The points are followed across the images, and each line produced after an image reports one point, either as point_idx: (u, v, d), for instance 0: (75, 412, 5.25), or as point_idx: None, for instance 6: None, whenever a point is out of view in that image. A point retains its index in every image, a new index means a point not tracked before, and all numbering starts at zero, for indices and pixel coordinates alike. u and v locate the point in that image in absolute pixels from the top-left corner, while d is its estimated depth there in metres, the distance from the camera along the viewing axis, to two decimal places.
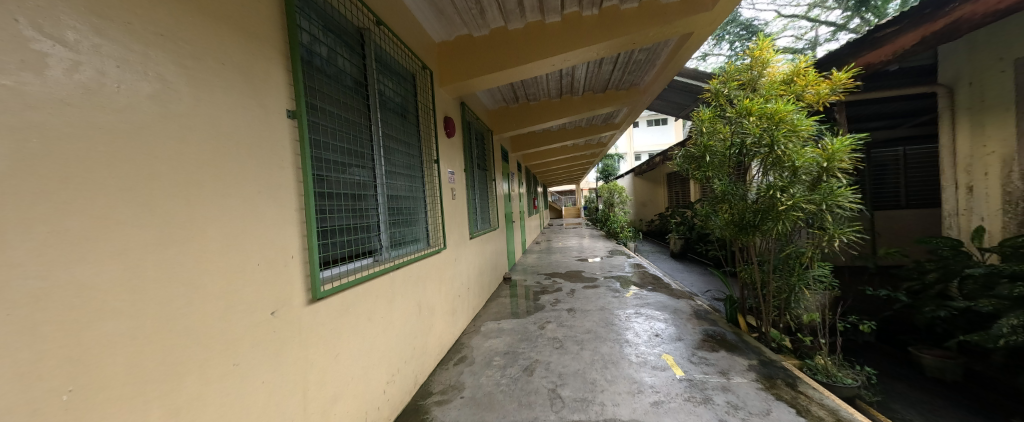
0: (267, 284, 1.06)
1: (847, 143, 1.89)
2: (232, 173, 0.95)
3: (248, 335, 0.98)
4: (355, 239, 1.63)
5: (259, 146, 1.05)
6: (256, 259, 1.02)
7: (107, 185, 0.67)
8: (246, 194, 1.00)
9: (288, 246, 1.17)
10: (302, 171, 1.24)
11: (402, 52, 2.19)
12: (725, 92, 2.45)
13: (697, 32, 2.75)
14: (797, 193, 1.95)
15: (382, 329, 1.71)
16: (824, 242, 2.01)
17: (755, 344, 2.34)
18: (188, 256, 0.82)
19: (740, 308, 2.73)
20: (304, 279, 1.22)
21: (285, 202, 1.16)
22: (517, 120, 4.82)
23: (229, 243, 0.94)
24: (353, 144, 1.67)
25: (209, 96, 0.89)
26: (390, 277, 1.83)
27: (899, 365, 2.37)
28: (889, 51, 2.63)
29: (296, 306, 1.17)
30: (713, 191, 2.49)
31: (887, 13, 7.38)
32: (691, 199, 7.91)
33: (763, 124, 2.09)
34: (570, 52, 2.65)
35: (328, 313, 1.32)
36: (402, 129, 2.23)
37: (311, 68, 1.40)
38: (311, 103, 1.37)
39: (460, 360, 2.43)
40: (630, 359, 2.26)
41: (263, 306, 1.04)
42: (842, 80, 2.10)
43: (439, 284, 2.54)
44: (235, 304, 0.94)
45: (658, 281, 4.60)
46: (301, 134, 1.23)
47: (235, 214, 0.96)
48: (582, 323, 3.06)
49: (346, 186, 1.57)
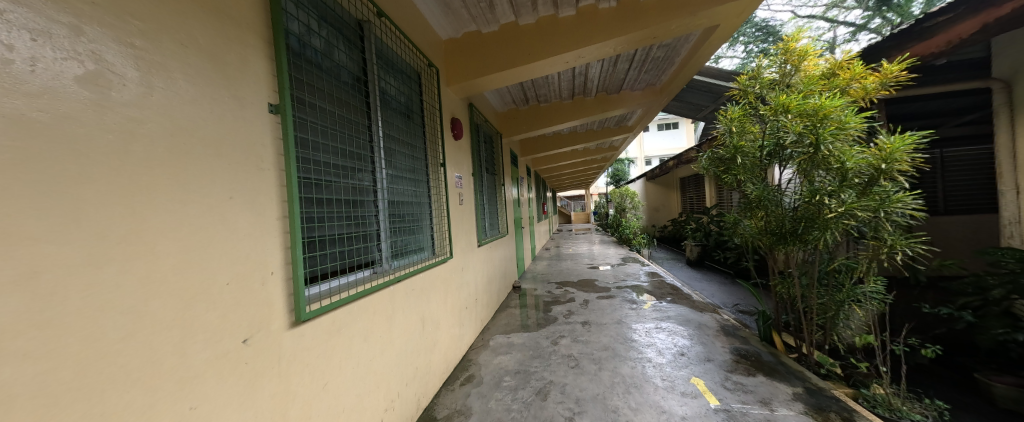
0: (238, 305, 0.91)
1: (911, 140, 1.61)
2: (196, 176, 0.81)
3: (211, 369, 0.82)
4: (351, 249, 1.47)
5: (233, 144, 0.91)
6: (224, 277, 0.87)
7: (9, 189, 0.52)
8: (213, 201, 0.85)
9: (267, 259, 1.01)
10: (286, 174, 1.08)
11: (406, 47, 2.04)
12: (755, 90, 2.24)
13: (723, 24, 2.54)
14: (849, 198, 1.71)
15: (380, 349, 1.54)
16: (882, 254, 1.74)
17: (798, 367, 2.08)
18: (130, 275, 0.67)
19: (775, 326, 2.48)
20: (286, 298, 1.07)
21: (264, 209, 1.01)
22: (527, 123, 4.66)
23: (189, 258, 0.79)
24: (351, 144, 1.53)
25: (166, 84, 0.75)
26: (390, 291, 1.66)
27: (964, 393, 2.07)
28: (942, 41, 2.36)
29: (274, 330, 1.01)
30: (746, 196, 2.26)
31: (910, 13, 6.95)
32: (708, 204, 7.58)
33: (805, 122, 1.86)
34: (583, 47, 2.48)
35: (315, 336, 1.16)
36: (405, 130, 2.08)
37: (301, 60, 1.26)
38: (299, 97, 1.22)
39: (467, 380, 2.24)
40: (655, 383, 2.04)
41: (231, 332, 0.88)
42: (894, 73, 1.86)
43: (445, 296, 2.37)
44: (194, 332, 0.79)
45: (678, 292, 4.33)
46: (285, 131, 1.08)
47: (198, 224, 0.81)
48: (598, 338, 2.83)
49: (341, 192, 1.41)
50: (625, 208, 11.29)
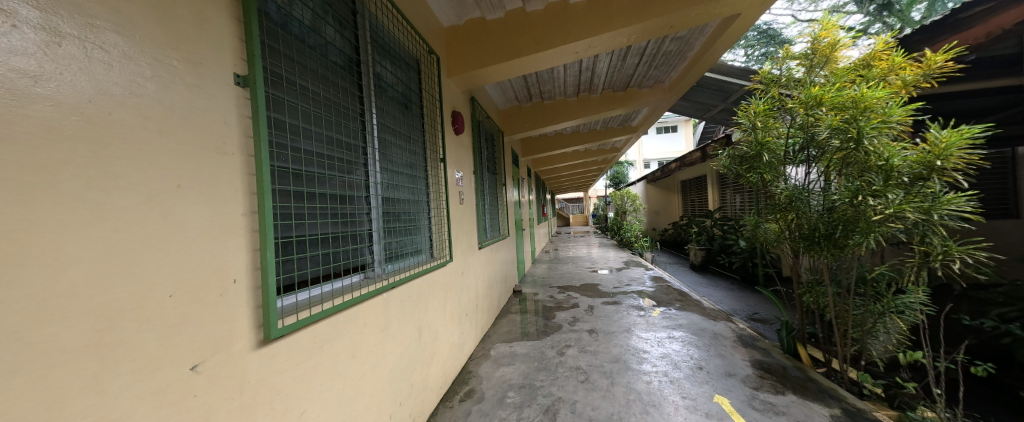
0: (187, 323, 0.69)
1: (967, 135, 1.46)
2: (128, 154, 0.60)
3: (143, 409, 0.62)
4: (336, 252, 1.27)
5: (184, 117, 0.70)
6: (168, 286, 0.66)
7: None
8: (153, 189, 0.64)
9: (230, 263, 0.79)
10: (256, 161, 0.87)
11: (404, 30, 1.87)
12: (781, 82, 2.07)
13: (745, 13, 2.38)
14: (897, 199, 1.56)
15: (371, 365, 1.35)
16: (933, 262, 1.59)
17: (830, 385, 1.96)
18: (10, 290, 0.47)
19: (800, 337, 2.33)
20: (252, 311, 0.85)
21: (225, 203, 0.79)
22: (529, 121, 4.50)
23: (114, 264, 0.58)
24: (340, 132, 1.34)
25: (83, 34, 0.56)
26: (384, 299, 1.47)
27: (1008, 415, 1.91)
28: (980, 32, 2.29)
29: (237, 352, 0.80)
30: (774, 196, 2.11)
31: (910, 17, 6.75)
32: (713, 206, 7.40)
33: (842, 115, 1.74)
34: (594, 36, 2.31)
35: (288, 356, 0.95)
36: (402, 120, 1.90)
37: (278, 28, 1.06)
38: (274, 72, 1.02)
39: (467, 395, 2.05)
40: (674, 401, 1.88)
41: (175, 358, 0.67)
42: (939, 63, 1.69)
43: (443, 303, 2.18)
44: (119, 361, 0.59)
45: (687, 298, 4.12)
46: (255, 109, 0.87)
47: (130, 219, 0.60)
48: (607, 348, 2.64)
49: (327, 185, 1.22)
50: (625, 210, 11.12)
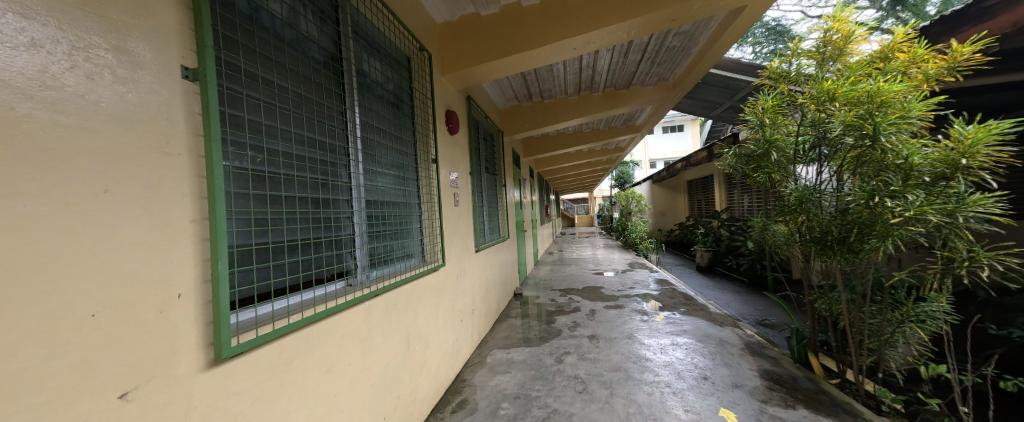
0: (116, 344, 0.62)
1: (996, 131, 1.34)
2: (37, 155, 0.53)
3: None
4: (310, 259, 1.19)
5: (114, 114, 0.63)
6: (91, 305, 0.59)
7: None
8: (74, 194, 0.57)
9: (174, 276, 0.72)
10: (207, 162, 0.79)
11: (392, 26, 1.79)
12: (791, 76, 1.95)
13: (752, 5, 2.25)
14: (918, 199, 1.44)
15: (350, 379, 1.27)
16: (959, 268, 1.46)
17: (844, 398, 1.84)
18: None
19: (812, 346, 2.21)
20: (201, 329, 0.77)
21: (168, 209, 0.71)
22: (529, 120, 4.40)
23: (15, 281, 0.50)
24: (316, 130, 1.26)
25: None
26: (366, 308, 1.39)
27: None
28: (1006, 21, 2.14)
29: (181, 374, 0.72)
30: (784, 197, 1.99)
31: (926, 11, 6.48)
32: (720, 207, 7.21)
33: (856, 110, 1.62)
34: (592, 31, 2.21)
35: (246, 374, 0.87)
36: (390, 120, 1.82)
37: (241, 19, 0.99)
38: (233, 66, 0.94)
39: (459, 406, 1.97)
40: (677, 415, 1.77)
41: (98, 384, 0.59)
42: (965, 55, 1.55)
43: (436, 309, 2.10)
44: (23, 392, 0.51)
45: (693, 302, 3.98)
46: (206, 105, 0.79)
47: (39, 230, 0.53)
48: (607, 356, 2.54)
49: (298, 187, 1.14)
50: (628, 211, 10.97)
